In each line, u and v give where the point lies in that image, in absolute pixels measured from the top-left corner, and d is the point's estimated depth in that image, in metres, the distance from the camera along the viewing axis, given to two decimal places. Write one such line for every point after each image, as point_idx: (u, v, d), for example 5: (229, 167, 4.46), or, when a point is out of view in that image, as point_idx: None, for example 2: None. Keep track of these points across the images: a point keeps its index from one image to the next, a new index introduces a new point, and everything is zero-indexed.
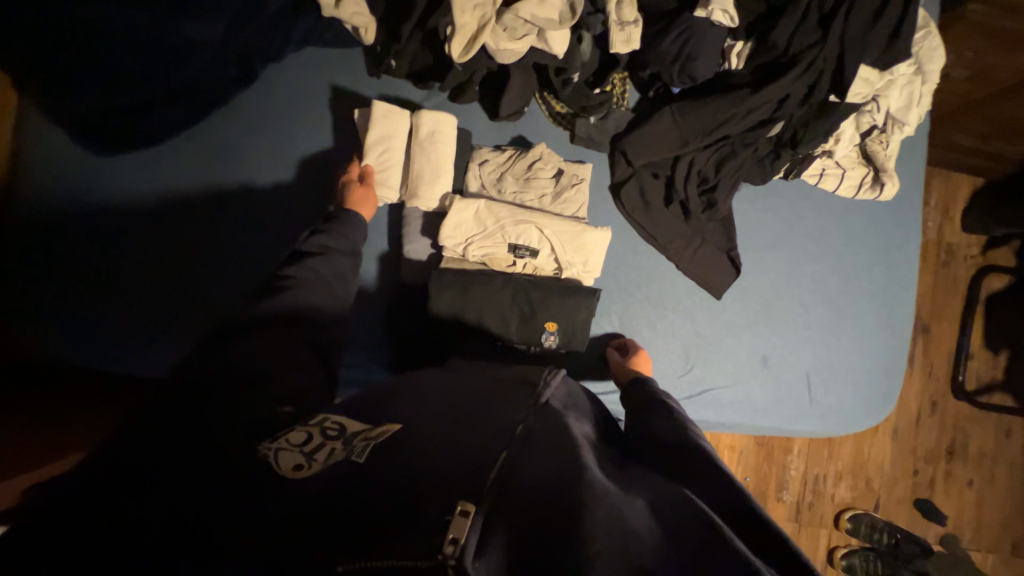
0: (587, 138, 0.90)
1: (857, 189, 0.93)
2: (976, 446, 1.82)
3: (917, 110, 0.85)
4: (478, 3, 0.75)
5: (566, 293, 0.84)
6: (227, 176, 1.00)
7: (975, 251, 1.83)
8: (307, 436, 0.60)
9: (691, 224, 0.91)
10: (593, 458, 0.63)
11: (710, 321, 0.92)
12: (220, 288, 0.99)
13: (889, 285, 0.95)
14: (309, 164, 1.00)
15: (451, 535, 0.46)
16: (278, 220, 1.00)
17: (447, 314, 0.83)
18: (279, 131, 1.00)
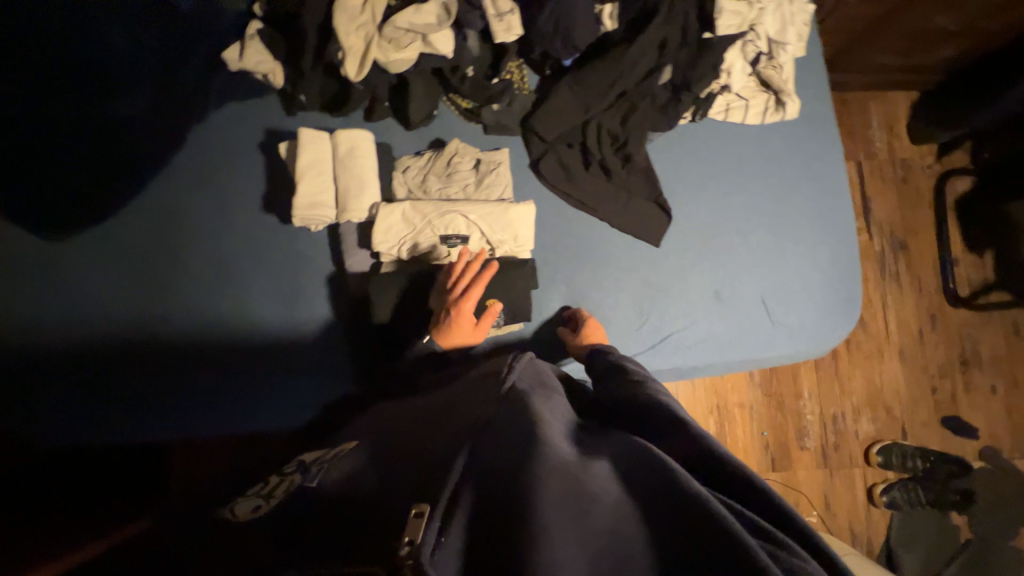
0: (497, 125, 0.95)
1: (763, 114, 0.97)
2: (991, 352, 1.76)
3: (793, 29, 0.90)
4: (360, 24, 0.82)
5: (503, 270, 0.89)
6: (177, 237, 1.01)
7: (931, 160, 1.84)
8: (272, 483, 0.72)
9: (615, 182, 0.94)
10: (560, 432, 0.64)
11: (655, 268, 0.94)
12: (193, 345, 1.01)
13: (820, 196, 0.97)
14: (259, 225, 1.00)
15: (406, 537, 0.46)
16: (234, 269, 1.01)
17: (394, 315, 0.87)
18: (222, 199, 1.00)
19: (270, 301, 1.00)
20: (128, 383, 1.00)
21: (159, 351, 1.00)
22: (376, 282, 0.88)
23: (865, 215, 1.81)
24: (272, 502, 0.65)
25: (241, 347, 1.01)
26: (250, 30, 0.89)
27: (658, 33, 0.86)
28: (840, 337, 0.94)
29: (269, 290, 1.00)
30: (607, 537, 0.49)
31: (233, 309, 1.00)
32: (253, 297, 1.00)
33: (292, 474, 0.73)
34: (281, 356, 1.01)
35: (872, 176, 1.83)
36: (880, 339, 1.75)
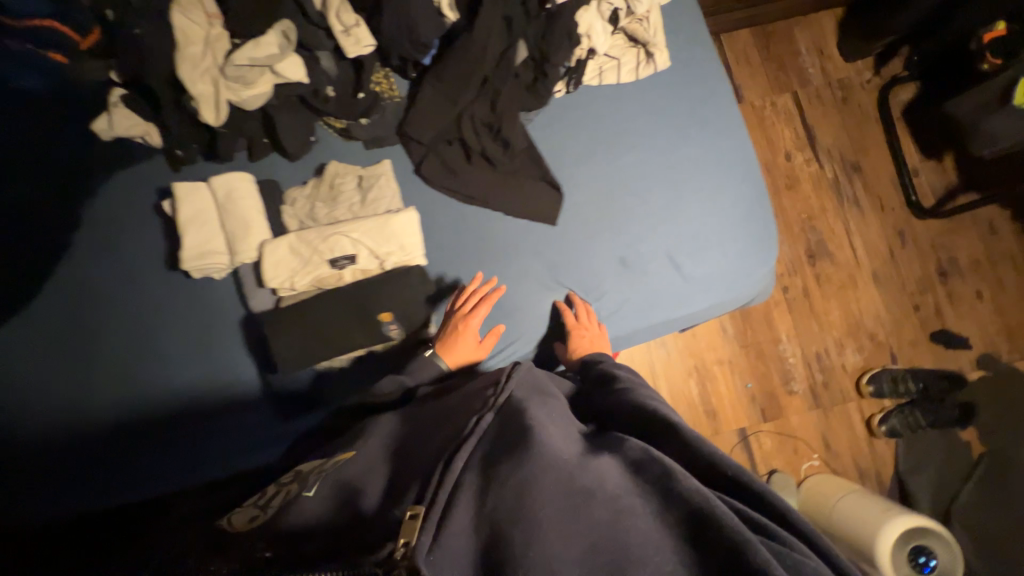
0: (374, 138, 0.95)
1: (637, 70, 0.95)
2: (970, 257, 1.68)
3: None
4: (205, 70, 0.82)
5: (396, 278, 0.90)
6: (96, 305, 0.99)
7: (869, 74, 1.76)
8: (272, 493, 0.74)
9: (500, 169, 0.93)
10: (566, 430, 0.66)
11: (556, 247, 0.93)
12: (129, 411, 0.96)
13: (712, 139, 0.94)
14: (174, 289, 0.99)
15: (402, 540, 0.51)
16: (159, 325, 0.98)
17: (297, 350, 0.87)
18: (133, 269, 0.99)
19: (200, 363, 0.98)
20: (69, 463, 0.95)
21: (92, 432, 0.96)
22: (277, 319, 0.88)
23: (811, 144, 1.75)
24: (268, 510, 0.69)
25: (176, 415, 0.97)
26: (115, 98, 0.91)
27: (497, 11, 0.84)
28: (758, 280, 0.94)
29: (197, 351, 0.98)
30: (612, 538, 0.52)
31: (162, 378, 0.97)
32: (180, 362, 0.98)
33: (291, 483, 0.74)
34: (218, 417, 0.97)
35: (811, 103, 1.77)
36: (851, 267, 1.69)
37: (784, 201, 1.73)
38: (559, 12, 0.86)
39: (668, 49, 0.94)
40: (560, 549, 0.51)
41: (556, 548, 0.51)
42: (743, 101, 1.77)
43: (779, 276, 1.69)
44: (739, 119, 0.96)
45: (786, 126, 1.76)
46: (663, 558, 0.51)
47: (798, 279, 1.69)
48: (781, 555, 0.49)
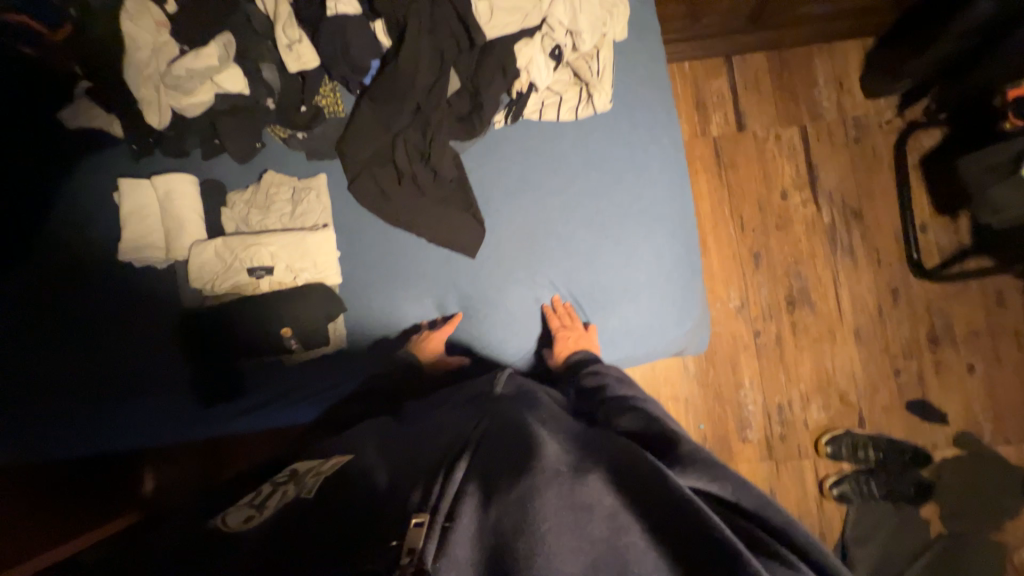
0: (316, 151, 0.96)
1: (577, 109, 0.92)
2: (966, 327, 1.56)
3: (583, 17, 0.86)
4: (150, 75, 0.89)
5: (306, 294, 0.92)
6: (39, 271, 0.97)
7: (890, 114, 1.63)
8: (265, 493, 0.73)
9: (428, 196, 0.94)
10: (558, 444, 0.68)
11: (474, 280, 0.94)
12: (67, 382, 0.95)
13: (644, 191, 0.92)
14: (95, 280, 0.96)
15: (408, 549, 0.52)
16: (97, 297, 0.96)
17: (210, 347, 0.93)
18: (55, 256, 0.97)
19: (112, 360, 0.96)
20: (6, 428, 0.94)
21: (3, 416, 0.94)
22: (196, 316, 0.93)
23: (812, 185, 1.64)
24: (267, 510, 0.67)
25: (87, 409, 0.95)
26: (80, 92, 0.95)
27: (426, 43, 0.85)
28: (672, 338, 0.95)
29: (117, 347, 0.95)
30: (611, 554, 0.52)
31: (76, 372, 0.95)
32: (95, 357, 0.95)
33: (287, 483, 0.73)
34: (127, 414, 0.94)
35: (819, 140, 1.65)
36: (832, 320, 1.60)
37: (772, 242, 1.64)
38: (492, 47, 0.86)
39: (610, 91, 0.91)
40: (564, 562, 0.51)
41: (559, 561, 0.51)
42: (745, 130, 1.67)
43: (752, 319, 1.62)
44: (677, 172, 0.93)
45: (788, 162, 1.65)
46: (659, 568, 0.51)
47: (773, 326, 1.61)
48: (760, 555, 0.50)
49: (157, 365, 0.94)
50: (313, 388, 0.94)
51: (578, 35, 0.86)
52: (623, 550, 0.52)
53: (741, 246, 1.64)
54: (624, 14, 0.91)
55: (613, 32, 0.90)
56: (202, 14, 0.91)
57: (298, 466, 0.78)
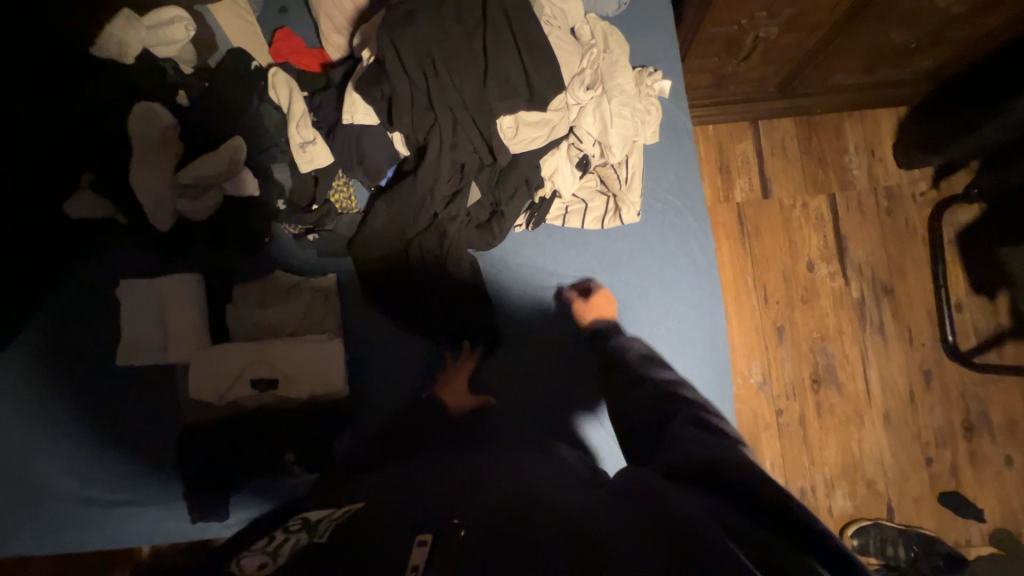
0: (325, 250, 0.92)
1: (602, 220, 0.90)
2: (1004, 415, 1.47)
3: (615, 131, 0.80)
4: (158, 179, 0.85)
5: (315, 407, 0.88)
6: (23, 370, 0.91)
7: (924, 186, 1.56)
8: (280, 540, 0.59)
9: (443, 304, 0.89)
10: (572, 489, 0.64)
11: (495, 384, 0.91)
12: (50, 486, 0.89)
13: (670, 308, 0.89)
14: (78, 393, 0.91)
15: (412, 563, 0.47)
16: (91, 396, 0.91)
17: (206, 460, 0.88)
18: (31, 370, 0.91)
19: (88, 485, 0.89)
20: None
21: None
22: (195, 428, 0.88)
23: (840, 257, 1.57)
24: (278, 555, 0.54)
25: (58, 537, 0.89)
26: (84, 184, 0.90)
27: (444, 156, 0.79)
28: None
29: (104, 467, 0.90)
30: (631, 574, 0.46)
31: (45, 497, 0.89)
32: (80, 470, 0.90)
33: (301, 530, 0.60)
34: (110, 531, 0.89)
35: (849, 210, 1.58)
36: (859, 402, 1.52)
37: (796, 316, 1.56)
38: (515, 160, 0.81)
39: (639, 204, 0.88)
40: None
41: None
42: (770, 196, 1.61)
43: (775, 396, 1.54)
44: (706, 287, 0.90)
45: (815, 231, 1.58)
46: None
47: (797, 404, 1.54)
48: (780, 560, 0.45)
49: (142, 490, 0.89)
50: None
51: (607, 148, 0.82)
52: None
53: (764, 318, 1.57)
54: (657, 118, 0.89)
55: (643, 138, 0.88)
56: (216, 113, 0.87)
57: (306, 511, 0.66)
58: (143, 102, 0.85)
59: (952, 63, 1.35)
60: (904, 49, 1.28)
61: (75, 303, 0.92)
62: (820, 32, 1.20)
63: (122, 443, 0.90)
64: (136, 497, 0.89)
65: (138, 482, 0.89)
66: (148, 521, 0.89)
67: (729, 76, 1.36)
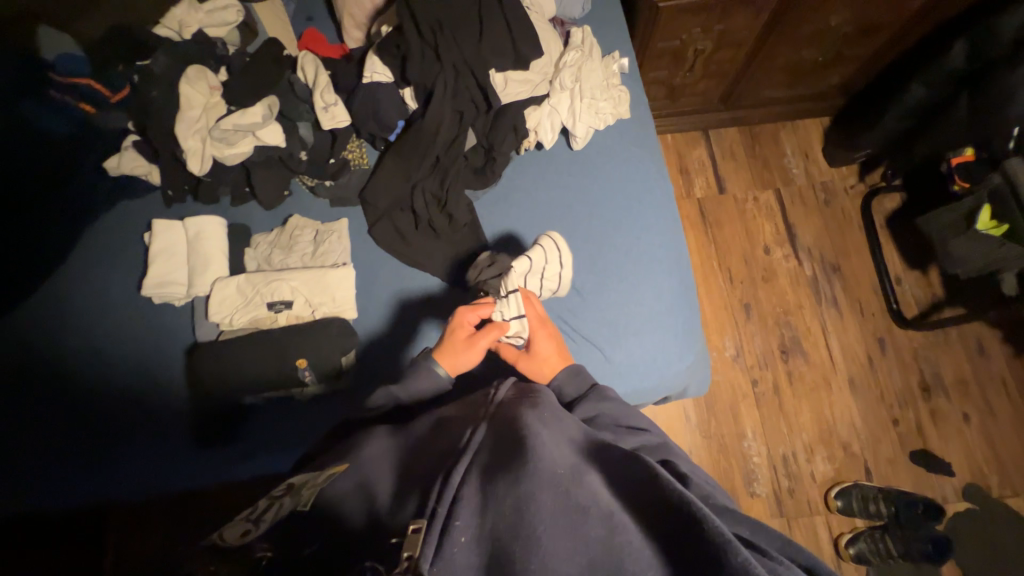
0: (338, 198, 1.05)
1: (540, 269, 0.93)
2: (954, 375, 1.61)
3: (582, 90, 1.01)
4: (197, 129, 0.97)
5: (317, 327, 0.94)
6: (74, 312, 1.05)
7: (853, 180, 1.81)
8: (263, 506, 0.60)
9: (444, 239, 1.02)
10: (561, 433, 0.61)
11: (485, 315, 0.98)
12: (94, 411, 1.00)
13: (640, 235, 1.00)
14: (121, 329, 1.04)
15: (406, 554, 0.47)
16: (133, 332, 1.04)
17: (219, 384, 0.94)
18: (84, 309, 1.05)
19: (123, 407, 1.00)
20: (30, 455, 0.98)
21: (30, 457, 0.99)
22: (205, 353, 0.94)
23: (792, 242, 1.77)
24: (263, 529, 0.56)
25: (96, 457, 0.98)
26: (126, 143, 1.06)
27: (447, 108, 0.96)
28: (673, 371, 0.96)
29: (137, 400, 1.00)
30: (610, 557, 0.48)
31: (85, 419, 0.99)
32: (116, 399, 1.01)
33: (285, 495, 0.61)
34: (138, 450, 0.98)
35: (793, 202, 1.81)
36: (826, 368, 1.64)
37: (760, 294, 1.72)
38: (505, 110, 1.00)
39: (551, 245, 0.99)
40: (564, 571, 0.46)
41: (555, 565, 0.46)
42: (725, 192, 1.83)
43: (749, 368, 1.65)
44: (669, 213, 1.03)
45: (767, 221, 1.80)
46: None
47: (769, 374, 1.64)
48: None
49: (167, 410, 1.00)
50: (315, 425, 0.93)
51: (571, 110, 1.01)
52: (630, 556, 0.48)
53: (731, 297, 1.72)
54: (624, 93, 1.07)
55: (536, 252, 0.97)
56: (251, 82, 1.03)
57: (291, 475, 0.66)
58: (195, 66, 1.01)
59: (856, 77, 1.66)
60: (815, 65, 1.58)
61: (121, 251, 1.08)
62: (745, 46, 1.49)
63: (157, 370, 1.02)
64: (164, 419, 0.99)
65: (167, 404, 1.00)
66: (176, 439, 0.99)
67: (679, 87, 1.64)
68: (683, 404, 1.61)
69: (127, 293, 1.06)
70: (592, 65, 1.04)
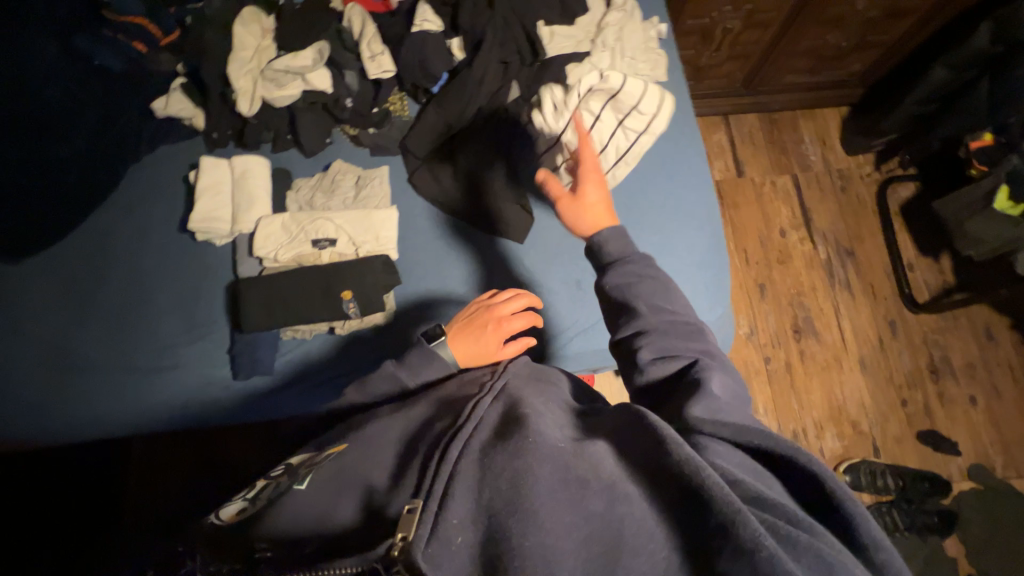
0: (378, 146, 1.08)
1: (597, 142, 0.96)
2: (962, 359, 1.65)
3: (622, 50, 1.06)
4: (249, 71, 1.02)
5: (362, 263, 0.98)
6: (117, 248, 1.07)
7: (869, 168, 1.85)
8: (262, 486, 0.69)
9: (482, 189, 1.04)
10: (552, 406, 0.64)
11: (520, 264, 1.00)
12: (133, 343, 1.03)
13: (673, 191, 1.05)
14: (162, 265, 1.07)
15: (399, 537, 0.49)
16: (174, 268, 1.07)
17: (260, 315, 0.95)
18: (126, 246, 1.08)
19: (165, 341, 1.03)
20: (68, 384, 1.00)
21: (68, 385, 1.01)
22: (248, 286, 0.96)
23: (807, 225, 1.80)
24: (257, 504, 0.66)
25: (138, 387, 1.01)
26: (176, 87, 1.09)
27: (494, 57, 1.02)
28: (704, 321, 0.99)
29: (178, 333, 1.03)
30: (612, 530, 0.49)
31: (126, 350, 1.02)
32: (155, 332, 1.03)
33: (281, 475, 0.69)
34: (175, 383, 1.01)
35: (810, 188, 1.84)
36: (837, 349, 1.67)
37: (774, 276, 1.75)
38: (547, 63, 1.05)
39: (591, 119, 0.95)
40: (561, 540, 0.48)
41: (555, 539, 0.48)
42: (743, 175, 1.86)
43: (761, 346, 1.68)
44: (702, 173, 1.07)
45: (783, 205, 1.83)
46: (663, 549, 0.49)
47: (781, 352, 1.67)
48: (788, 536, 0.47)
49: (207, 344, 1.03)
50: (353, 361, 0.96)
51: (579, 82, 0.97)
52: (634, 526, 0.49)
53: (747, 278, 1.75)
54: (662, 60, 1.10)
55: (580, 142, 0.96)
56: (298, 27, 1.05)
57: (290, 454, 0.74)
58: (250, 9, 1.05)
59: (877, 65, 1.70)
60: (837, 50, 1.62)
61: (166, 192, 1.11)
62: (771, 31, 1.53)
63: (198, 305, 1.05)
64: (206, 352, 1.02)
65: (208, 338, 1.03)
66: (214, 373, 1.02)
67: (704, 68, 1.67)
68: None
69: (169, 231, 1.08)
70: (632, 28, 1.07)
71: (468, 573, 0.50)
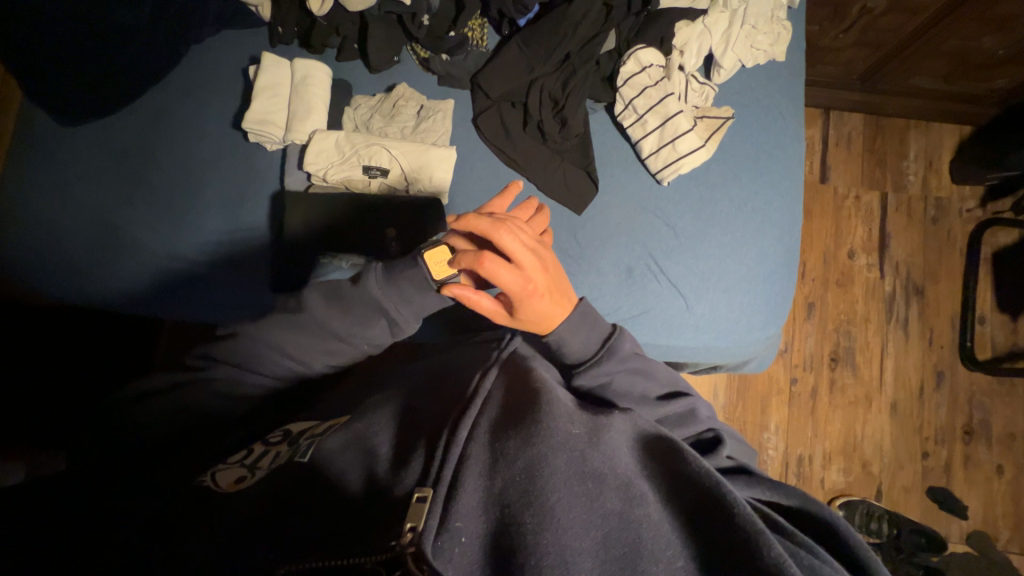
0: (448, 76, 0.99)
1: (680, 129, 0.90)
2: (1002, 427, 1.56)
3: (743, 16, 0.92)
4: None
5: (411, 202, 0.93)
6: (167, 133, 1.05)
7: (972, 204, 1.65)
8: (259, 453, 0.70)
9: (549, 146, 0.95)
10: (561, 392, 0.67)
11: (572, 236, 0.92)
12: (172, 232, 1.03)
13: (758, 191, 0.94)
14: (211, 159, 1.05)
15: (410, 525, 0.50)
16: (221, 166, 1.04)
17: (301, 233, 0.93)
18: (178, 132, 1.05)
19: (202, 236, 1.03)
20: (108, 258, 1.02)
21: (107, 260, 1.03)
22: (294, 201, 0.93)
23: (882, 251, 1.64)
24: (256, 474, 0.65)
25: (176, 277, 1.03)
26: None
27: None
28: (751, 338, 0.94)
29: (216, 231, 1.03)
30: (624, 527, 0.54)
31: (165, 238, 1.03)
32: (193, 225, 1.03)
33: (280, 444, 0.71)
34: (210, 280, 1.03)
35: (898, 211, 1.65)
36: (871, 386, 1.59)
37: (828, 297, 1.62)
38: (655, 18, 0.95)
39: (680, 112, 0.91)
40: (577, 537, 0.53)
41: (570, 535, 0.53)
42: (827, 182, 1.67)
43: (793, 365, 1.59)
44: (795, 177, 0.95)
45: (862, 223, 1.65)
46: (675, 556, 0.53)
47: (811, 377, 1.59)
48: (799, 556, 0.54)
49: (245, 249, 1.03)
50: None
51: (644, 92, 0.91)
52: (646, 526, 0.55)
53: (797, 293, 1.62)
54: (786, 40, 0.95)
55: (664, 118, 0.90)
56: None
57: (289, 425, 0.76)
58: None
59: None
60: (989, 58, 1.39)
61: (227, 85, 1.07)
62: (920, 18, 1.29)
63: (238, 209, 1.04)
64: (242, 257, 1.03)
65: (245, 244, 1.03)
66: (247, 281, 1.03)
67: (822, 49, 1.46)
68: (714, 382, 1.55)
69: (223, 125, 1.06)
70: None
71: (479, 565, 0.52)
